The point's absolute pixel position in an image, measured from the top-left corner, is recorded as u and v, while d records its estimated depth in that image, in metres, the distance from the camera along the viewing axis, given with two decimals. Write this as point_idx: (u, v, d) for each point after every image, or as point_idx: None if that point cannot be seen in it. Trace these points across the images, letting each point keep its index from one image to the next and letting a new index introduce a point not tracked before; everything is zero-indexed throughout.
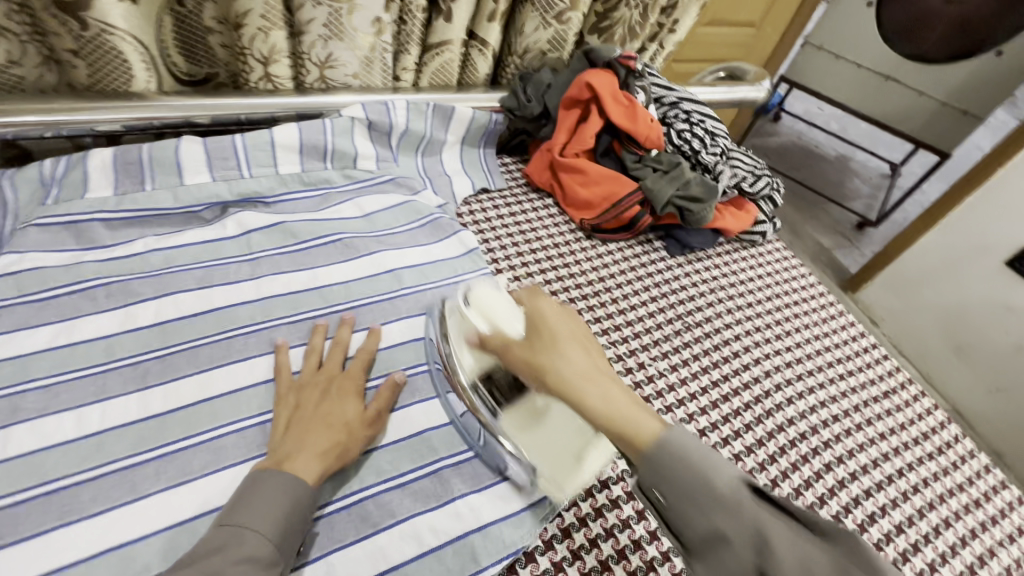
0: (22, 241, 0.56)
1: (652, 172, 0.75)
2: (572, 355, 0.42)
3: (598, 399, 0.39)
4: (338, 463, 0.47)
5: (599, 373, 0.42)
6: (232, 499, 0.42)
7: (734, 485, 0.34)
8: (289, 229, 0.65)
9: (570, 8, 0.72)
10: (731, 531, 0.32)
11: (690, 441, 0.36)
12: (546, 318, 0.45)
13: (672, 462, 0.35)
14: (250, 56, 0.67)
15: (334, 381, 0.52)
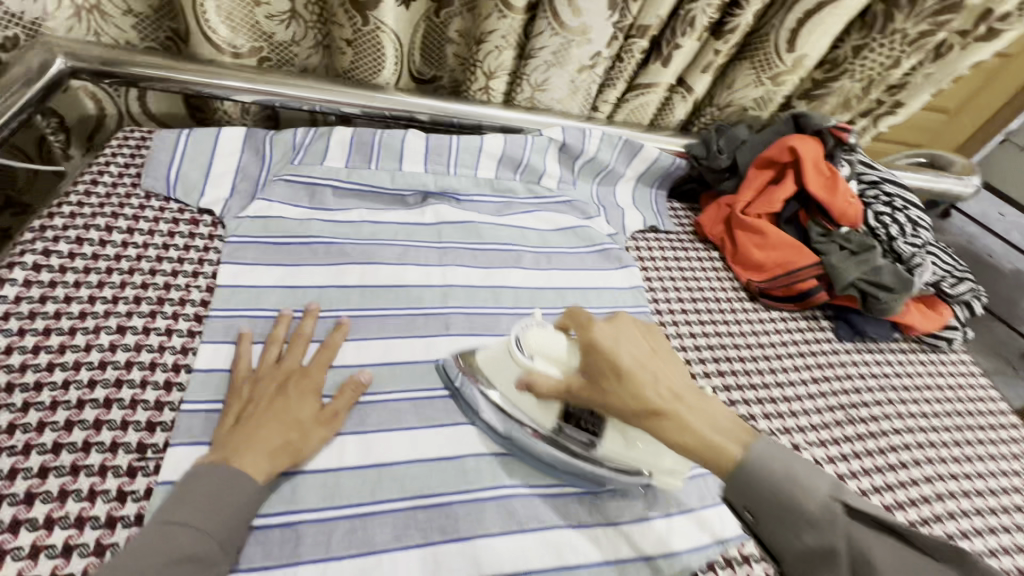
0: (272, 192, 0.67)
1: (838, 248, 0.71)
2: (635, 390, 0.43)
3: (699, 423, 0.42)
4: (291, 462, 0.45)
5: (691, 395, 0.44)
6: (173, 496, 0.41)
7: (830, 507, 0.37)
8: (475, 228, 0.71)
9: (788, 71, 0.71)
10: (837, 546, 0.36)
11: (778, 458, 0.40)
12: (618, 346, 0.45)
13: (763, 481, 0.39)
14: (478, 69, 0.73)
15: (291, 378, 0.50)
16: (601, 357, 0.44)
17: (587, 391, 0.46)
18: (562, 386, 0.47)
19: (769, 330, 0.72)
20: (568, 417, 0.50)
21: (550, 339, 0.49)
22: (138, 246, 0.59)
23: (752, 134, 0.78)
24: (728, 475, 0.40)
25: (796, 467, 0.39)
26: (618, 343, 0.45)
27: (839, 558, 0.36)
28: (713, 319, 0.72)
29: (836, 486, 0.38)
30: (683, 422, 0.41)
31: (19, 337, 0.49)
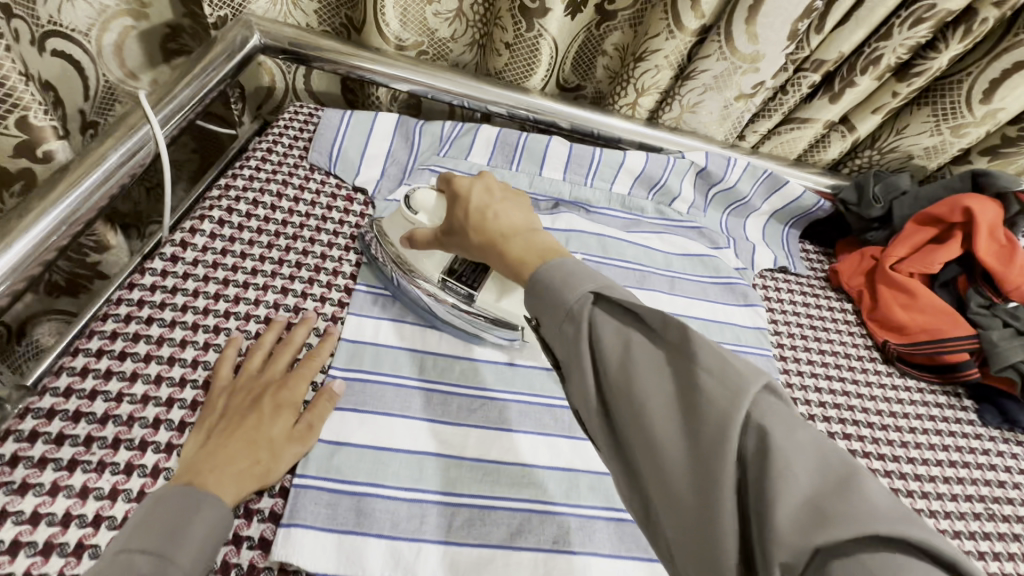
0: (418, 180, 0.70)
1: (1002, 325, 0.64)
2: (478, 211, 0.46)
3: (501, 215, 0.46)
4: (256, 486, 0.43)
5: (504, 196, 0.48)
6: (143, 520, 0.38)
7: (584, 300, 0.36)
8: (604, 242, 0.71)
9: (974, 123, 0.65)
10: (573, 332, 0.36)
11: (572, 267, 0.39)
12: (471, 189, 0.49)
13: (546, 284, 0.38)
14: (631, 84, 0.73)
15: (269, 388, 0.49)
16: (459, 208, 0.48)
17: (451, 227, 0.49)
18: (434, 235, 0.52)
19: (902, 399, 0.67)
20: (450, 270, 0.56)
21: (428, 195, 0.55)
22: (302, 214, 0.65)
23: (915, 186, 0.72)
24: (535, 272, 0.39)
25: (648, 334, 0.34)
26: (467, 185, 0.49)
27: (579, 335, 0.36)
28: (840, 376, 0.68)
29: (603, 284, 0.37)
30: (506, 241, 0.43)
31: (204, 283, 0.56)
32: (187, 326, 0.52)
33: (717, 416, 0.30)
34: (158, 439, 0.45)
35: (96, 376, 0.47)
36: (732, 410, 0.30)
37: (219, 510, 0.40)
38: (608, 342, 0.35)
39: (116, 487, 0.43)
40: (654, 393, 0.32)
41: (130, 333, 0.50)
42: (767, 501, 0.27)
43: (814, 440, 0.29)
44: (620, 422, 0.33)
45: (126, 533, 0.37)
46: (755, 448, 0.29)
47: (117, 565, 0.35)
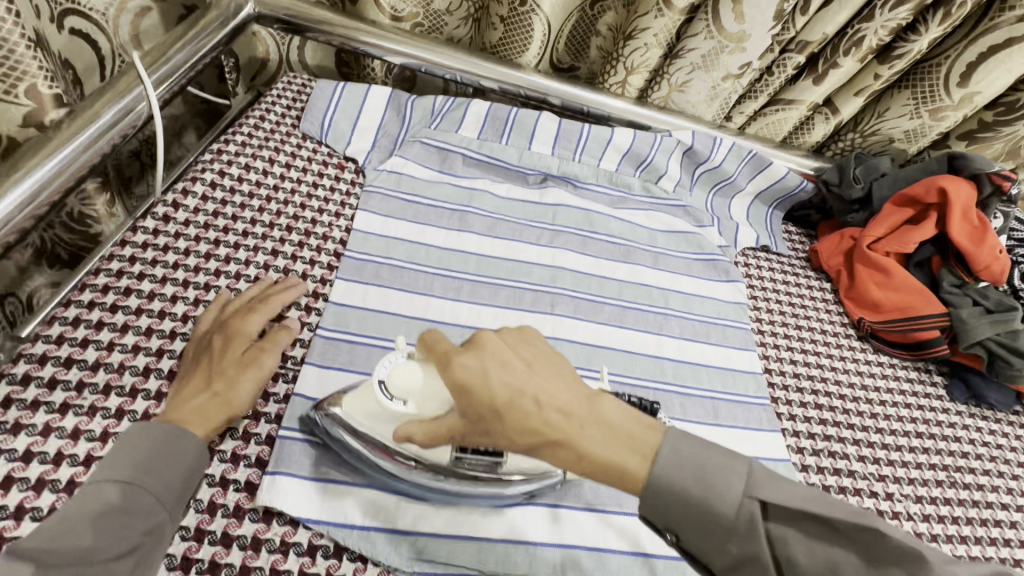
0: (409, 151, 0.71)
1: (971, 303, 0.66)
2: (523, 427, 0.34)
3: (540, 390, 0.35)
4: (224, 415, 0.44)
5: (542, 362, 0.38)
6: (124, 453, 0.40)
7: (736, 506, 0.35)
8: (590, 217, 0.72)
9: (952, 107, 0.67)
10: (739, 546, 0.35)
11: (699, 454, 0.36)
12: (485, 368, 0.35)
13: (673, 490, 0.35)
14: (621, 62, 0.74)
15: (222, 323, 0.50)
16: (477, 392, 0.35)
17: (472, 420, 0.36)
18: (443, 429, 0.38)
19: (873, 374, 0.69)
20: (462, 448, 0.42)
21: (406, 374, 0.40)
22: (293, 181, 0.66)
23: (894, 169, 0.74)
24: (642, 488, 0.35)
25: (812, 517, 0.34)
26: (480, 373, 0.35)
27: (760, 561, 0.35)
28: (815, 350, 0.70)
29: (748, 480, 0.36)
30: (584, 453, 0.34)
31: (195, 243, 0.57)
32: (177, 283, 0.54)
33: None
34: (148, 387, 0.47)
35: (88, 327, 0.49)
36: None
37: (188, 447, 0.41)
38: (795, 552, 0.34)
39: (106, 430, 0.44)
40: (802, 572, 0.34)
41: (122, 288, 0.52)
42: None
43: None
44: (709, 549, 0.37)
45: (105, 461, 0.39)
46: None
47: (92, 493, 0.37)
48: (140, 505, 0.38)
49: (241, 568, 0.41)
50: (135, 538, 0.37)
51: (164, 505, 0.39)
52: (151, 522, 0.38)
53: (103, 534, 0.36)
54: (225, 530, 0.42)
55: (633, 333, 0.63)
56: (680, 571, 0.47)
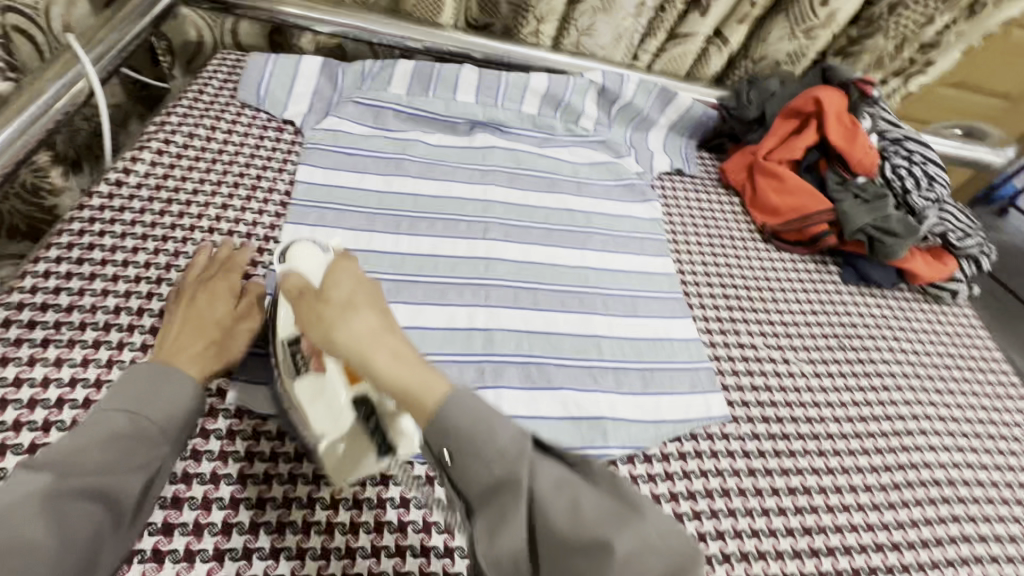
0: (343, 110, 0.77)
1: (852, 197, 0.76)
2: (322, 337, 0.39)
3: (346, 332, 0.38)
4: (219, 363, 0.49)
5: (364, 304, 0.40)
6: (130, 387, 0.43)
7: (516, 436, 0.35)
8: (516, 155, 0.80)
9: (820, 26, 0.76)
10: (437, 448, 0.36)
11: (474, 410, 0.36)
12: (335, 281, 0.41)
13: (456, 428, 0.35)
14: (531, 13, 0.81)
15: (202, 286, 0.54)
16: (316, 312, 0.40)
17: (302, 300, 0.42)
18: (296, 292, 0.43)
19: (775, 266, 0.78)
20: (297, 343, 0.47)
21: (306, 259, 0.49)
22: (236, 144, 0.71)
23: (782, 88, 0.82)
24: (437, 420, 0.36)
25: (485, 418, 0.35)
26: (329, 286, 0.41)
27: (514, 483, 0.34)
28: (724, 252, 0.79)
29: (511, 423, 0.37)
30: (367, 366, 0.37)
31: (150, 203, 0.63)
32: (138, 236, 0.60)
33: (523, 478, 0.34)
34: (120, 321, 0.54)
35: (59, 277, 0.55)
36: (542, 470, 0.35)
37: (186, 375, 0.45)
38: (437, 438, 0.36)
39: (86, 357, 0.51)
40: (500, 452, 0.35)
41: (85, 244, 0.58)
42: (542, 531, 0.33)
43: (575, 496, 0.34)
44: (486, 487, 0.35)
45: (110, 395, 0.43)
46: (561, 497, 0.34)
47: (103, 421, 0.41)
48: (148, 433, 0.42)
49: (218, 452, 0.49)
50: (141, 462, 0.41)
51: (166, 436, 0.43)
52: (157, 444, 0.43)
53: (114, 454, 0.40)
54: (203, 426, 0.50)
55: (559, 249, 0.70)
56: (601, 426, 0.57)
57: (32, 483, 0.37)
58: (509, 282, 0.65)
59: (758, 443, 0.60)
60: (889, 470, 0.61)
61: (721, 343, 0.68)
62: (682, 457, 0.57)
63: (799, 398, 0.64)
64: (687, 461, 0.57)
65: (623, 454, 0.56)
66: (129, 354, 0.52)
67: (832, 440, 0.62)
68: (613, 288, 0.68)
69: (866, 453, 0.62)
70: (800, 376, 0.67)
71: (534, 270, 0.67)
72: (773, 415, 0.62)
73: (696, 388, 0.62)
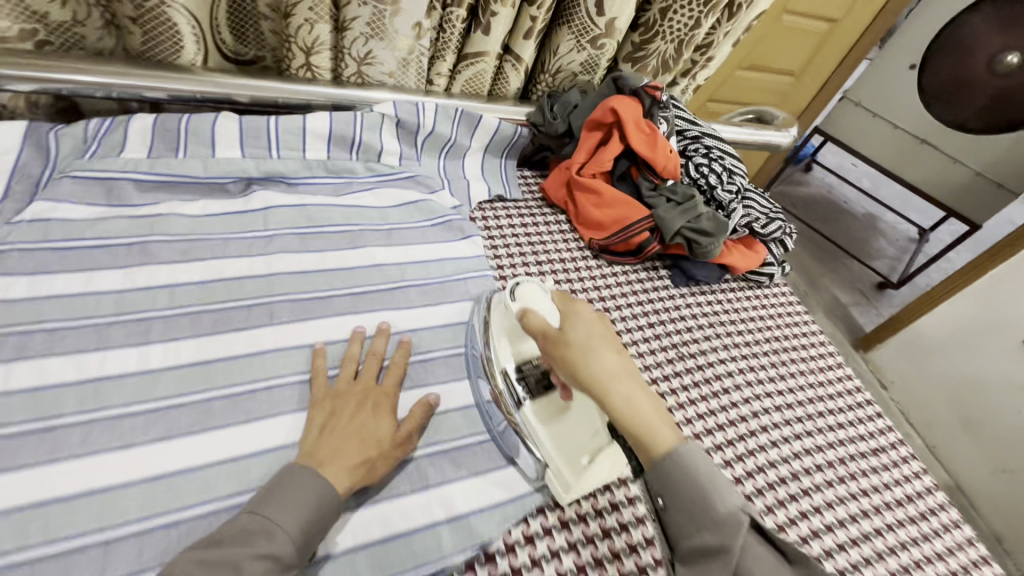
0: (57, 191, 0.59)
1: (665, 201, 0.76)
2: (604, 373, 0.47)
3: (622, 401, 0.45)
4: (365, 480, 0.48)
5: (627, 375, 0.48)
6: (269, 488, 0.44)
7: (737, 516, 0.41)
8: (307, 212, 0.68)
9: (604, 35, 0.74)
10: (710, 543, 0.40)
11: (699, 462, 0.44)
12: (574, 325, 0.51)
13: (671, 471, 0.43)
14: (295, 45, 0.70)
15: (370, 393, 0.54)
16: (564, 333, 0.50)
17: (568, 364, 0.48)
18: (541, 330, 0.52)
19: (609, 284, 0.76)
20: (518, 369, 0.58)
21: (533, 291, 0.58)
22: None
23: (584, 98, 0.80)
24: (658, 463, 0.43)
25: (712, 472, 0.43)
26: (569, 326, 0.51)
27: (728, 554, 0.39)
28: (556, 279, 0.75)
29: (744, 501, 0.43)
30: (611, 403, 0.45)
31: None
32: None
33: (717, 544, 0.40)
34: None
35: None
36: (720, 539, 0.40)
37: (327, 486, 0.45)
38: (666, 505, 0.43)
39: None
40: (692, 512, 0.42)
41: None
42: None
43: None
44: (676, 536, 0.43)
45: (263, 492, 0.44)
46: (714, 549, 0.40)
47: (244, 527, 0.42)
48: (281, 544, 0.41)
49: None
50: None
51: (294, 554, 0.42)
52: (289, 567, 0.41)
53: (301, 527, 0.43)
54: None
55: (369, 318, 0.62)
56: (436, 537, 0.49)
57: (239, 522, 0.42)
58: (300, 378, 0.55)
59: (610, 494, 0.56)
60: (739, 482, 0.61)
61: None
62: (530, 540, 0.52)
63: None
64: (536, 543, 0.52)
65: (462, 559, 0.48)
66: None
67: None
68: (436, 350, 0.62)
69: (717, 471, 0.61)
70: None
71: (331, 354, 0.58)
72: None
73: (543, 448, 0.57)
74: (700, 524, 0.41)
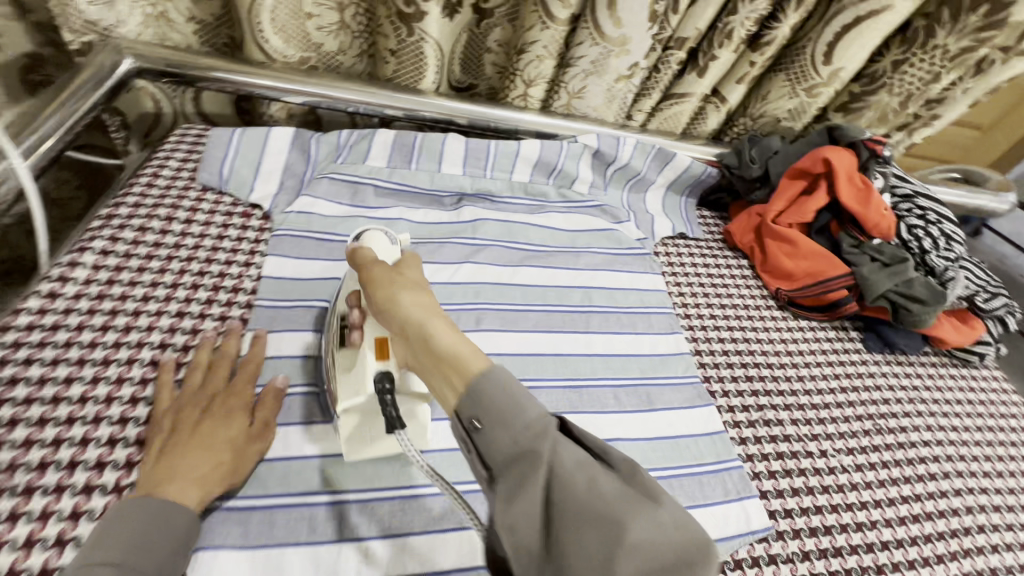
0: (317, 188, 0.70)
1: (870, 260, 0.71)
2: (420, 310, 0.41)
3: (446, 336, 0.38)
4: (221, 485, 0.44)
5: (432, 309, 0.41)
6: (97, 537, 0.38)
7: (547, 420, 0.34)
8: (509, 227, 0.73)
9: (824, 84, 0.73)
10: (529, 446, 0.33)
11: (510, 385, 0.35)
12: (400, 291, 0.43)
13: (489, 395, 0.34)
14: (518, 77, 0.76)
15: (214, 398, 0.49)
16: (390, 302, 0.43)
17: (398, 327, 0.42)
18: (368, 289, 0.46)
19: (796, 337, 0.73)
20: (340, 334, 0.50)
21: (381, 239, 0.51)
22: (195, 236, 0.63)
23: (785, 145, 0.79)
24: (469, 388, 0.35)
25: (529, 401, 0.34)
26: (402, 299, 0.42)
27: (538, 457, 0.32)
28: (740, 323, 0.73)
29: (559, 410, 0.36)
30: (431, 338, 0.38)
31: (89, 316, 0.53)
32: (83, 345, 0.51)
33: (530, 451, 0.33)
34: (59, 458, 0.45)
35: None
36: (539, 445, 0.33)
37: (182, 507, 0.41)
38: (482, 412, 0.34)
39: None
40: (506, 417, 0.34)
41: (7, 377, 0.48)
42: (579, 529, 0.30)
43: (587, 465, 0.32)
44: (492, 445, 0.33)
45: (92, 544, 0.38)
46: (603, 485, 0.31)
47: None
48: None
49: None
50: None
51: None
52: None
53: (162, 556, 0.39)
54: None
55: (560, 337, 0.64)
56: None
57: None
58: None
59: (810, 564, 0.53)
60: None
61: (752, 439, 0.62)
62: None
63: (845, 500, 0.58)
64: None
65: None
66: (69, 502, 0.43)
67: (889, 550, 0.56)
68: (626, 378, 0.63)
69: (927, 564, 0.56)
70: (842, 471, 0.61)
71: (524, 364, 0.61)
72: (821, 525, 0.56)
73: (731, 495, 0.56)
74: (522, 433, 0.33)
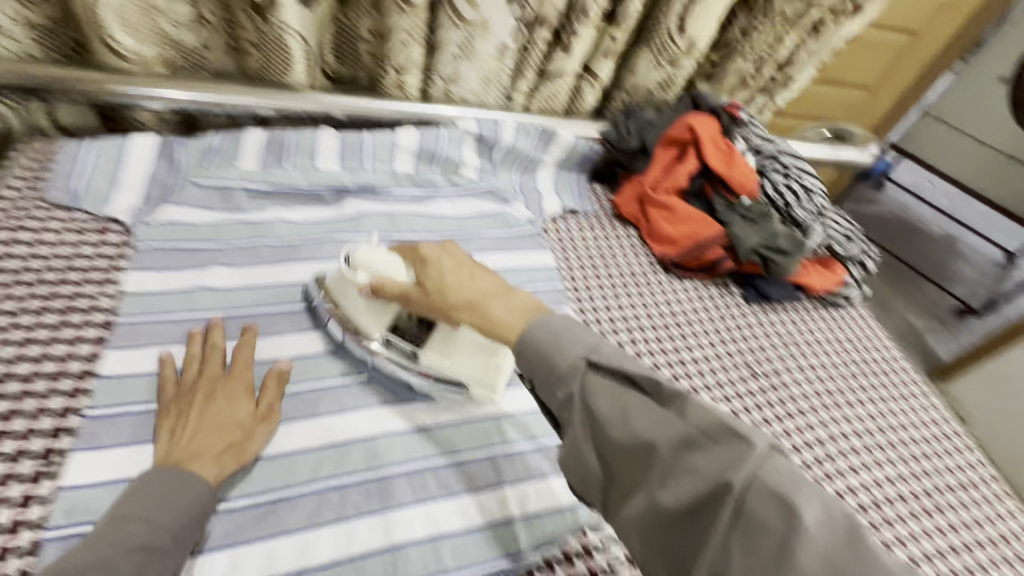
0: (184, 197, 0.67)
1: (740, 218, 0.75)
2: (475, 294, 0.45)
3: (503, 310, 0.43)
4: (236, 464, 0.47)
5: (500, 289, 0.45)
6: (133, 490, 0.43)
7: (576, 365, 0.39)
8: (393, 219, 0.73)
9: (683, 54, 0.76)
10: (565, 396, 0.39)
11: (557, 330, 0.41)
12: (440, 270, 0.47)
13: (535, 349, 0.40)
14: (390, 65, 0.75)
15: (213, 381, 0.52)
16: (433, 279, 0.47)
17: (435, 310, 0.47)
18: (399, 290, 0.51)
19: (680, 299, 0.77)
20: (393, 329, 0.57)
21: (369, 251, 0.55)
22: (43, 257, 0.59)
23: (658, 116, 0.82)
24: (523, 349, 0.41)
25: (573, 333, 0.40)
26: (442, 277, 0.47)
27: (575, 403, 0.38)
28: (627, 291, 0.76)
29: (591, 348, 0.40)
30: (491, 310, 0.43)
31: None
32: None
33: (566, 399, 0.38)
34: None
35: None
36: (570, 390, 0.38)
37: (197, 475, 0.44)
38: (525, 372, 0.41)
39: None
40: (541, 374, 0.40)
41: None
42: (620, 457, 0.36)
43: (629, 403, 0.37)
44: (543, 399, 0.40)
45: (127, 498, 0.42)
46: (613, 416, 0.37)
47: (114, 528, 0.40)
48: (163, 542, 0.41)
49: None
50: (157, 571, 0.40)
51: (179, 543, 0.42)
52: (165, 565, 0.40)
53: (178, 519, 0.42)
54: None
55: None
56: (511, 534, 0.51)
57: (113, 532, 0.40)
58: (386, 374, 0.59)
59: None
60: None
61: None
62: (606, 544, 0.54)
63: None
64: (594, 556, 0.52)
65: (541, 558, 0.50)
66: None
67: None
68: None
69: None
70: None
71: None
72: None
73: None
74: (555, 389, 0.39)
